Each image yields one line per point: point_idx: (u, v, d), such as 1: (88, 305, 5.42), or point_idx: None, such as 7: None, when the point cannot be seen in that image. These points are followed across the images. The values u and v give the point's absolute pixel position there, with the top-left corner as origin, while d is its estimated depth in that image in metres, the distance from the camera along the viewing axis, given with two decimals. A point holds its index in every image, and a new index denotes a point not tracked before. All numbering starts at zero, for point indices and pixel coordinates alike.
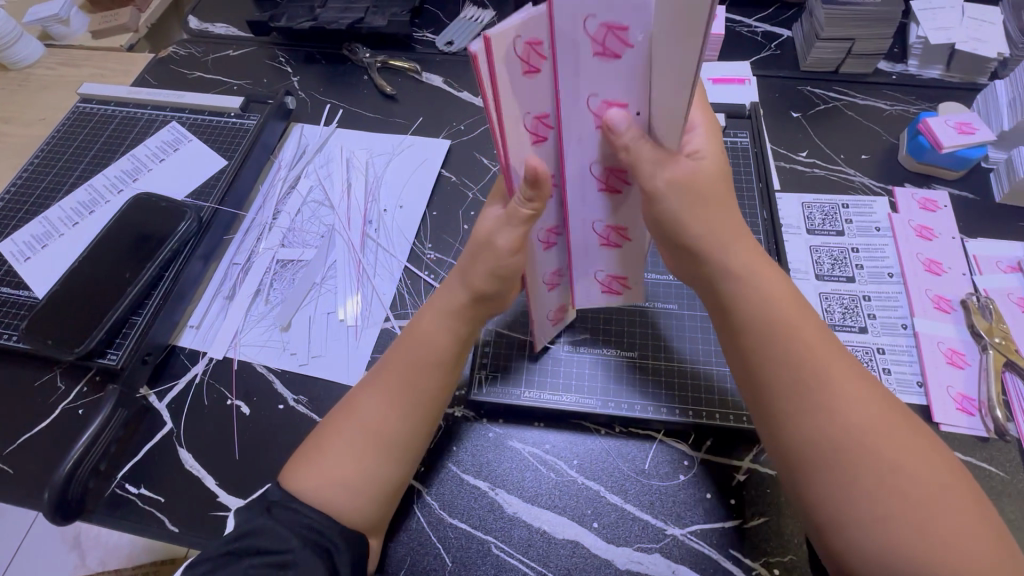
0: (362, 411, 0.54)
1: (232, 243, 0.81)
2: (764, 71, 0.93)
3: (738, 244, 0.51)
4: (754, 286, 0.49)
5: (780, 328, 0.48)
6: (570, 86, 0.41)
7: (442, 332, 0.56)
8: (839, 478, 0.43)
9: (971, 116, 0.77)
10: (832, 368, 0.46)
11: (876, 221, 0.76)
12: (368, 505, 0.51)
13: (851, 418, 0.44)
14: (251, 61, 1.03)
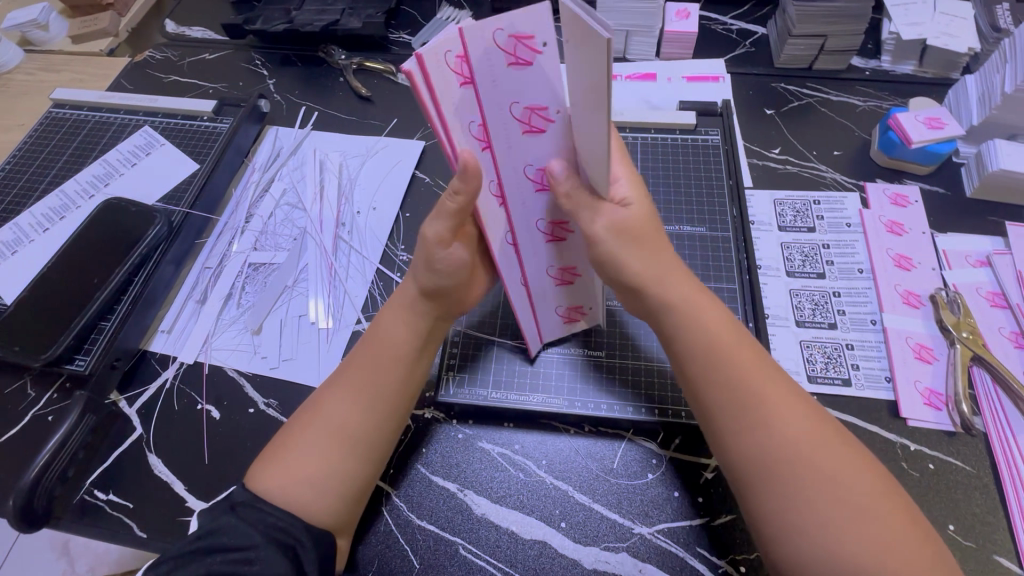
0: (328, 412, 0.53)
1: (204, 247, 0.80)
2: (738, 69, 0.93)
3: (675, 276, 0.51)
4: (690, 318, 0.50)
5: (717, 351, 0.48)
6: (502, 148, 0.45)
7: (407, 330, 0.56)
8: (781, 489, 0.44)
9: (941, 111, 0.77)
10: (764, 384, 0.47)
11: (846, 217, 0.76)
12: (335, 503, 0.51)
13: (787, 432, 0.45)
14: (227, 64, 1.03)
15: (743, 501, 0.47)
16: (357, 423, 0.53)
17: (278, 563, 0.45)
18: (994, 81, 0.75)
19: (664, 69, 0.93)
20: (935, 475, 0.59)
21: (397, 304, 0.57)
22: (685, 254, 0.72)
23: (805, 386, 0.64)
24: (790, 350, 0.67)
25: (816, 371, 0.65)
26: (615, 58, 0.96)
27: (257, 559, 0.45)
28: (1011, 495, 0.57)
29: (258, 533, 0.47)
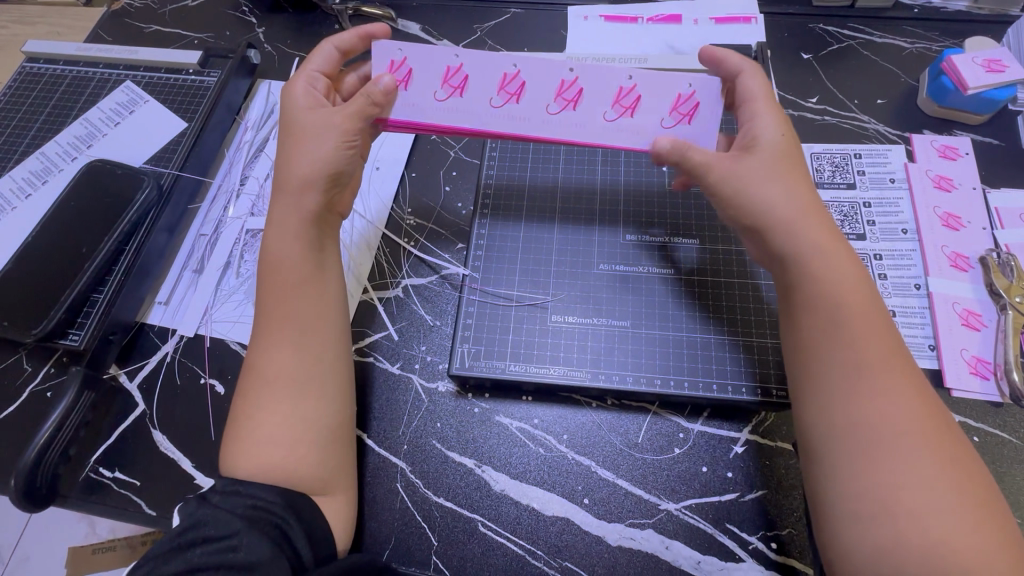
0: (270, 368, 0.51)
1: (198, 212, 0.75)
2: (773, 7, 0.84)
3: (806, 224, 0.49)
4: (811, 266, 0.48)
5: (828, 306, 0.46)
6: (478, 115, 0.58)
7: (302, 246, 0.55)
8: (868, 467, 0.41)
9: (1001, 51, 0.69)
10: (875, 354, 0.44)
11: (890, 171, 0.70)
12: (310, 452, 0.50)
13: (882, 404, 0.42)
14: (213, 12, 0.95)
15: (814, 465, 0.45)
16: (300, 368, 0.52)
17: (261, 542, 0.43)
18: None
19: (690, 9, 0.85)
20: (980, 448, 0.56)
21: (284, 219, 0.55)
22: (714, 211, 0.66)
23: None
24: None
25: None
26: None
27: (240, 545, 0.42)
28: None
29: (239, 518, 0.44)
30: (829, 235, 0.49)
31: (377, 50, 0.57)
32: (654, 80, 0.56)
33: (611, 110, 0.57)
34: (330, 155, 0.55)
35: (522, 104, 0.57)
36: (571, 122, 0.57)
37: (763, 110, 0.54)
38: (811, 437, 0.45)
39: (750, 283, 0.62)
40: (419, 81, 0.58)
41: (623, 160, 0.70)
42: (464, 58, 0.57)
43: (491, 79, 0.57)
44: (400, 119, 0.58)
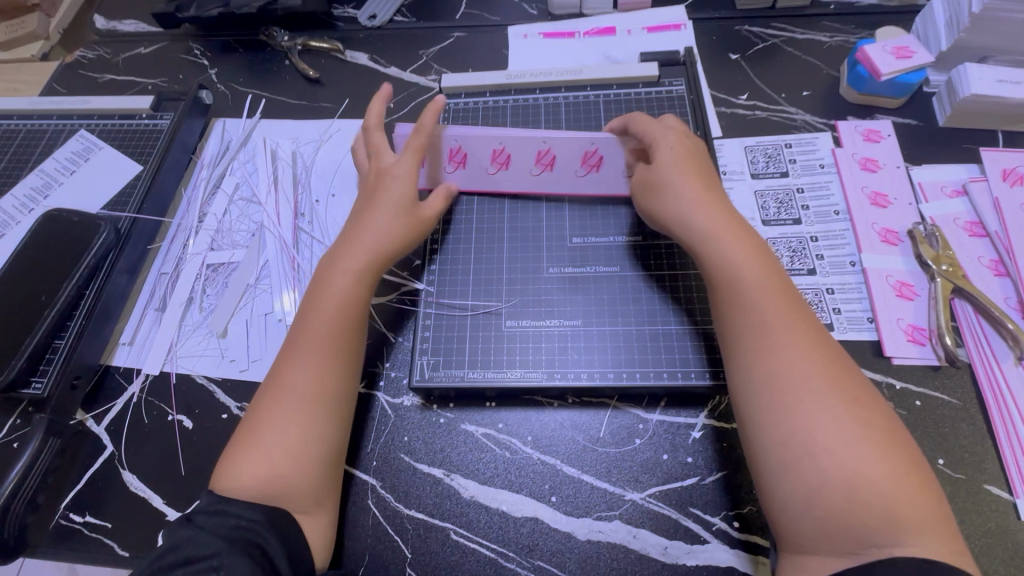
0: (291, 381, 0.53)
1: (158, 252, 0.77)
2: (700, 14, 0.89)
3: (718, 214, 0.55)
4: (724, 249, 0.53)
5: (741, 285, 0.52)
6: (489, 182, 0.70)
7: (344, 280, 0.58)
8: (800, 422, 0.45)
9: (908, 39, 0.74)
10: (788, 322, 0.50)
11: (819, 157, 0.74)
12: (315, 462, 0.51)
13: (793, 364, 0.47)
14: (165, 58, 0.98)
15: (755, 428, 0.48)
16: (311, 380, 0.53)
17: (232, 562, 0.43)
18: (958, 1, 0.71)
19: (623, 21, 0.89)
20: (923, 411, 0.58)
21: (343, 261, 0.59)
22: None
23: None
24: None
25: None
26: (572, 15, 0.92)
27: (211, 567, 0.43)
28: (1001, 436, 0.56)
29: (220, 539, 0.45)
30: (740, 222, 0.55)
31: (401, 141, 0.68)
32: (608, 144, 0.65)
33: (579, 168, 0.67)
34: (389, 221, 0.61)
35: (513, 172, 0.69)
36: (556, 181, 0.68)
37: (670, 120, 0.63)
38: (750, 399, 0.49)
39: (692, 272, 0.64)
40: (438, 159, 0.68)
41: None
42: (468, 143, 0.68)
43: (490, 155, 0.68)
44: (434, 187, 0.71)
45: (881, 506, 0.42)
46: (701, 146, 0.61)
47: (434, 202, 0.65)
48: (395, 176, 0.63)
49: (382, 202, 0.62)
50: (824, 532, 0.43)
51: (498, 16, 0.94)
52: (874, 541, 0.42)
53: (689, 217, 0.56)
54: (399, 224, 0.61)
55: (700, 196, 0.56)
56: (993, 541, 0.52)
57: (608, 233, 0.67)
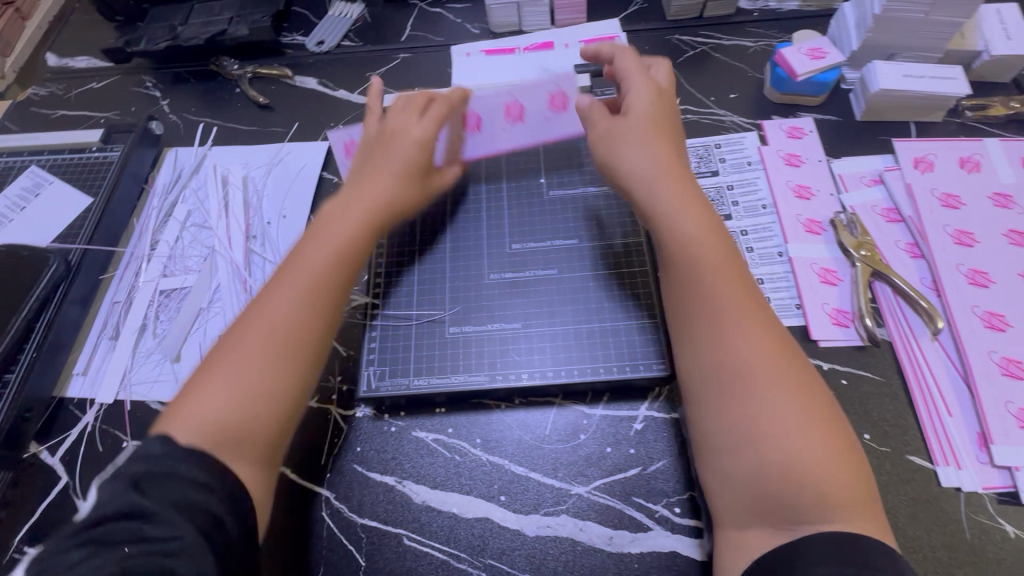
0: (272, 309, 0.55)
1: (111, 282, 0.78)
2: (633, 26, 0.93)
3: (674, 196, 0.58)
4: (679, 229, 0.56)
5: (694, 265, 0.55)
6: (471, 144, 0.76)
7: (345, 224, 0.62)
8: (744, 398, 0.48)
9: (821, 41, 0.79)
10: (737, 304, 0.52)
11: (746, 156, 0.78)
12: (277, 400, 0.52)
13: (743, 339, 0.50)
14: (117, 91, 1.00)
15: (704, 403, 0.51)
16: (292, 315, 0.55)
17: None
18: (863, 4, 0.76)
19: (560, 35, 0.93)
20: (849, 389, 0.61)
21: (340, 207, 0.63)
22: (596, 210, 0.71)
23: None
24: None
25: None
26: (512, 32, 0.96)
27: None
28: (921, 408, 0.59)
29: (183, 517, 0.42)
30: (697, 203, 0.58)
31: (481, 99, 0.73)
32: (533, 97, 0.75)
33: (511, 122, 0.76)
34: (402, 179, 0.65)
35: (457, 137, 0.74)
36: (493, 138, 0.76)
37: (636, 80, 0.66)
38: (700, 375, 0.51)
39: (626, 270, 0.66)
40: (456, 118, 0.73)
41: (505, 175, 0.76)
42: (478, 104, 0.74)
43: (480, 116, 0.75)
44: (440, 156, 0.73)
45: (813, 480, 0.44)
46: (675, 113, 0.65)
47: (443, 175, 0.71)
48: (409, 134, 0.67)
49: (397, 156, 0.66)
50: (755, 505, 0.46)
51: (442, 37, 0.98)
52: (804, 515, 0.44)
53: (646, 197, 0.59)
54: (407, 180, 0.66)
55: (664, 171, 0.59)
56: (919, 509, 0.54)
57: (547, 237, 0.69)
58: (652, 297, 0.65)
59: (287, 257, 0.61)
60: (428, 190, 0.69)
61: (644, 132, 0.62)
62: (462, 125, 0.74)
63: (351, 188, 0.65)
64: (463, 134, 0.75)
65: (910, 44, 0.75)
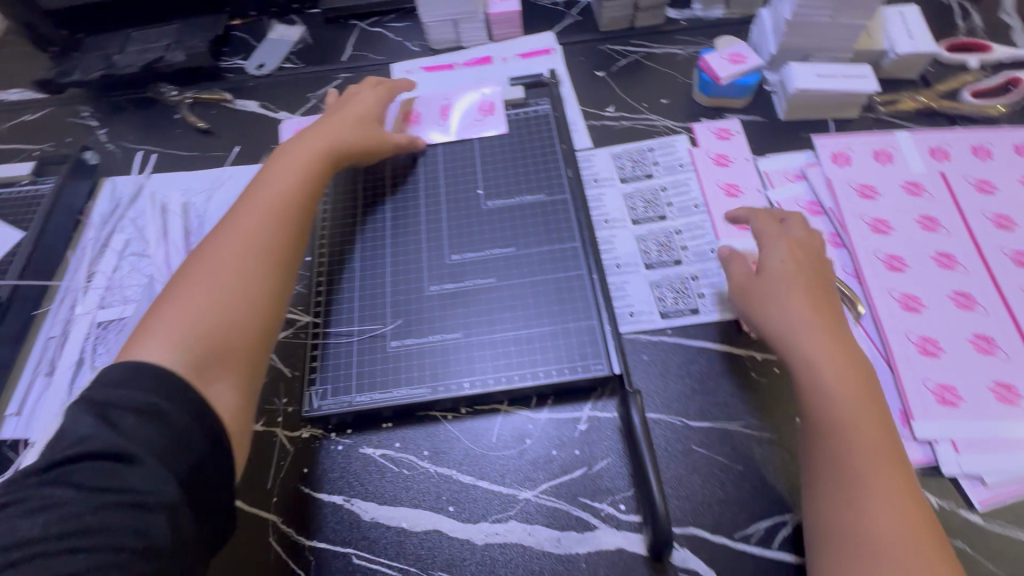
0: (241, 227, 0.61)
1: (46, 316, 0.76)
2: (568, 37, 0.96)
3: (829, 353, 0.56)
4: (827, 388, 0.54)
5: (842, 425, 0.53)
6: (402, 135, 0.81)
7: (299, 158, 0.69)
8: (870, 566, 0.47)
9: (742, 46, 0.83)
10: (882, 473, 0.50)
11: (678, 157, 0.80)
12: (248, 298, 0.57)
13: (889, 521, 0.49)
14: (52, 123, 0.98)
15: (828, 557, 0.50)
16: (261, 230, 0.61)
17: None
18: (777, 10, 0.80)
19: (498, 50, 0.95)
20: (782, 376, 0.63)
21: (298, 149, 0.70)
22: (533, 217, 0.72)
23: (659, 324, 0.68)
24: (641, 293, 0.70)
25: (666, 307, 0.69)
26: (451, 48, 0.98)
27: None
28: None
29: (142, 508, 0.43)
30: (854, 361, 0.56)
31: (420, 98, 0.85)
32: (467, 101, 0.83)
33: (444, 120, 0.82)
34: (353, 127, 0.74)
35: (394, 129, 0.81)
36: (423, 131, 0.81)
37: (776, 239, 0.64)
38: (827, 526, 0.51)
39: (563, 275, 0.68)
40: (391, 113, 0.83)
41: (444, 186, 0.77)
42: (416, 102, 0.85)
43: (417, 115, 0.83)
44: None
45: None
46: (816, 267, 0.62)
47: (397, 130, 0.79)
48: (361, 100, 0.78)
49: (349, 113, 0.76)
50: None
51: (383, 55, 0.99)
52: None
53: (784, 346, 0.58)
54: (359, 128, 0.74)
55: (806, 332, 0.57)
56: None
57: (487, 246, 0.70)
58: (589, 299, 0.66)
59: (245, 194, 0.66)
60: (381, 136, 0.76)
61: (791, 291, 0.60)
62: (402, 119, 0.82)
63: (307, 133, 0.73)
64: (404, 126, 0.82)
65: (821, 46, 0.80)
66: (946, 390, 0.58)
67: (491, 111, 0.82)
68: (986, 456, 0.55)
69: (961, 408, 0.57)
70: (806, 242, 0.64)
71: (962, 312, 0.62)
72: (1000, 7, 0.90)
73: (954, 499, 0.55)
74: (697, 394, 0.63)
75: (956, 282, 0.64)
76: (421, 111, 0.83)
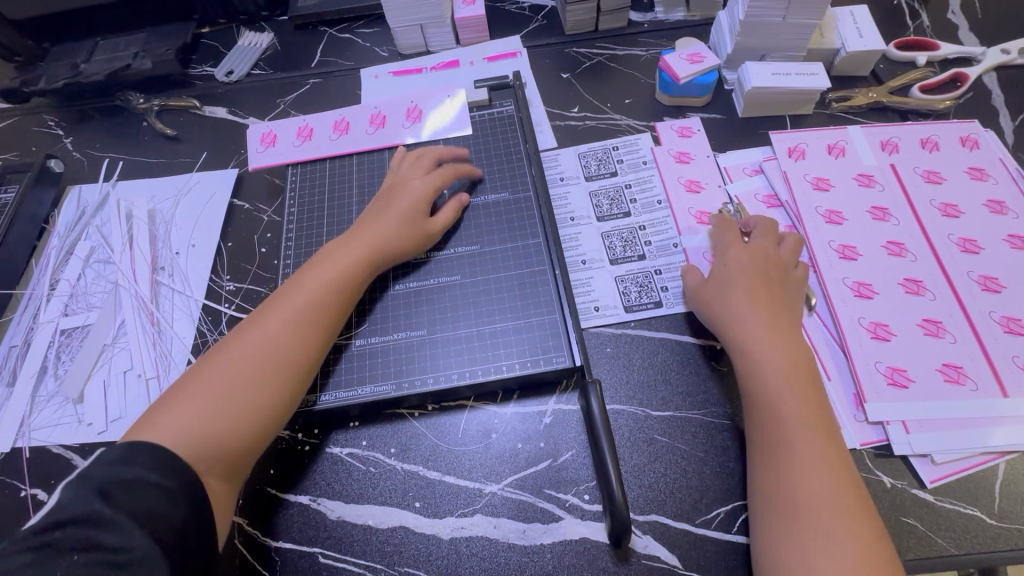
0: (269, 328, 0.57)
1: (9, 325, 0.75)
2: (534, 41, 0.98)
3: (767, 339, 0.58)
4: (763, 371, 0.57)
5: (775, 405, 0.55)
6: (368, 138, 0.82)
7: (345, 258, 0.63)
8: (792, 539, 0.49)
9: (701, 46, 0.85)
10: (812, 451, 0.52)
11: (642, 155, 0.82)
12: (251, 414, 0.53)
13: (814, 498, 0.50)
14: (17, 132, 0.97)
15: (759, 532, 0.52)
16: (288, 343, 0.56)
17: None
18: (734, 11, 0.83)
19: (465, 54, 0.97)
20: None
21: (344, 245, 0.64)
22: (499, 216, 0.73)
23: (623, 317, 0.69)
24: (606, 287, 0.72)
25: (631, 301, 0.70)
26: (420, 53, 0.99)
27: None
28: None
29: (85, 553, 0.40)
30: (794, 348, 0.58)
31: (387, 101, 0.85)
32: (434, 103, 0.84)
33: (411, 121, 0.83)
34: (399, 223, 0.67)
35: (363, 135, 0.82)
36: (390, 133, 0.82)
37: (735, 244, 0.67)
38: (759, 502, 0.52)
39: (527, 271, 0.69)
40: (357, 121, 0.84)
41: None
42: (384, 105, 0.85)
43: (384, 118, 0.84)
44: (340, 150, 0.81)
45: None
46: (768, 262, 0.64)
47: (447, 210, 0.71)
48: (413, 184, 0.70)
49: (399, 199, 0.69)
50: None
51: (351, 61, 1.00)
52: None
53: (728, 336, 0.61)
54: (405, 219, 0.67)
55: (764, 343, 0.58)
56: None
57: (453, 245, 0.71)
58: (552, 295, 0.67)
59: (283, 287, 0.62)
60: (430, 230, 0.69)
61: (735, 285, 0.63)
62: (369, 124, 0.83)
63: (357, 226, 0.67)
64: (372, 130, 0.83)
65: (776, 46, 0.82)
66: (896, 372, 0.60)
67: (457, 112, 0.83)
68: (935, 435, 0.57)
69: (911, 390, 0.59)
70: (770, 255, 0.65)
71: (912, 298, 0.65)
72: (947, 6, 0.94)
73: (905, 478, 0.56)
74: (659, 384, 0.64)
75: (906, 270, 0.67)
76: (389, 115, 0.84)
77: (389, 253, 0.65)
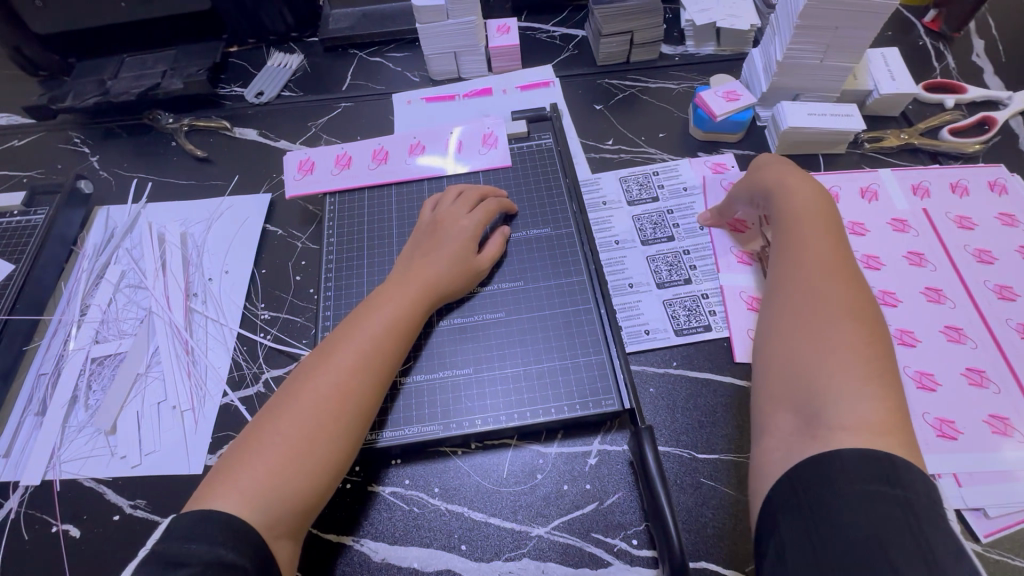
0: (334, 372, 0.56)
1: (36, 352, 0.73)
2: (567, 71, 0.98)
3: (785, 176, 0.68)
4: (780, 198, 0.66)
5: (789, 221, 0.63)
6: (405, 168, 0.82)
7: (400, 300, 0.63)
8: (795, 314, 0.56)
9: (735, 84, 0.86)
10: (818, 250, 0.60)
11: (683, 181, 0.83)
12: (316, 469, 0.52)
13: (817, 287, 0.56)
14: (42, 148, 0.96)
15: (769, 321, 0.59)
16: (350, 386, 0.56)
17: None
18: (768, 51, 0.84)
19: (498, 82, 0.97)
20: None
21: (398, 285, 0.64)
22: (539, 251, 0.73)
23: (675, 341, 0.70)
24: (655, 311, 0.72)
25: (681, 325, 0.71)
26: (452, 79, 1.00)
27: None
28: None
29: None
30: (808, 184, 0.67)
31: (424, 130, 0.86)
32: (473, 127, 0.84)
33: (449, 148, 0.83)
34: (450, 264, 0.67)
35: (400, 164, 0.82)
36: (428, 161, 0.82)
37: None
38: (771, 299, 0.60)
39: (571, 309, 0.69)
40: (395, 149, 0.84)
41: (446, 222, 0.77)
42: (421, 133, 0.85)
43: (422, 147, 0.84)
44: (378, 180, 0.81)
45: (830, 372, 0.50)
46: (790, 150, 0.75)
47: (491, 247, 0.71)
48: (461, 224, 0.70)
49: (448, 238, 0.69)
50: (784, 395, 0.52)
51: (382, 85, 1.00)
52: (811, 398, 0.50)
53: (751, 187, 0.70)
54: (455, 259, 0.67)
55: (786, 184, 0.67)
56: None
57: (495, 281, 0.71)
58: (597, 333, 0.67)
59: (342, 326, 0.61)
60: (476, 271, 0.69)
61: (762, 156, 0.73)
62: (405, 152, 0.83)
63: (410, 262, 0.67)
64: (409, 159, 0.83)
65: (810, 86, 0.83)
66: (945, 423, 0.61)
67: (492, 139, 0.83)
68: (987, 489, 0.57)
69: (959, 440, 0.60)
70: None
71: (954, 345, 0.65)
72: (971, 49, 0.96)
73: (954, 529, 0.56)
74: (704, 427, 0.64)
75: (946, 316, 0.67)
76: (427, 143, 0.84)
77: (441, 291, 0.65)
